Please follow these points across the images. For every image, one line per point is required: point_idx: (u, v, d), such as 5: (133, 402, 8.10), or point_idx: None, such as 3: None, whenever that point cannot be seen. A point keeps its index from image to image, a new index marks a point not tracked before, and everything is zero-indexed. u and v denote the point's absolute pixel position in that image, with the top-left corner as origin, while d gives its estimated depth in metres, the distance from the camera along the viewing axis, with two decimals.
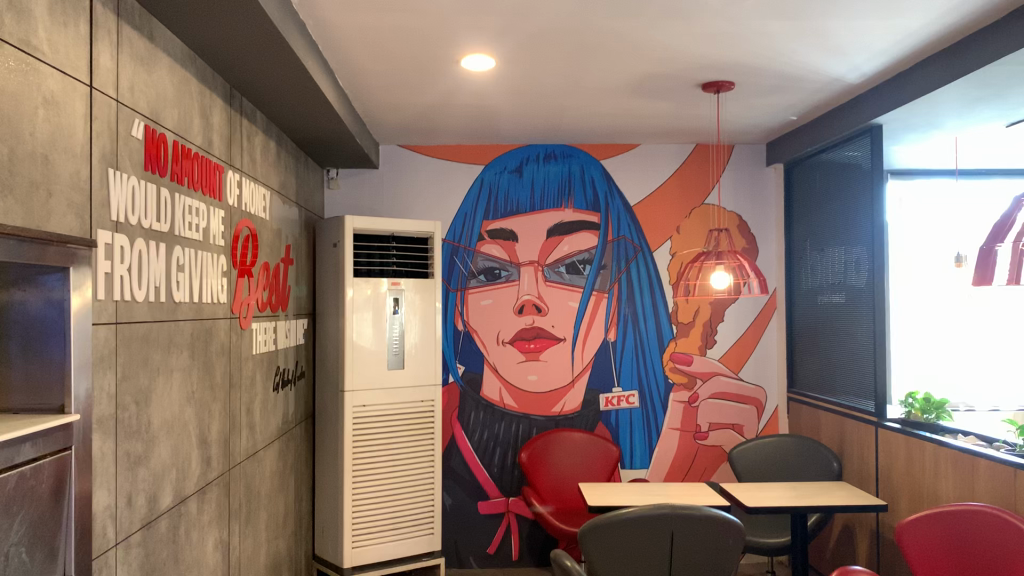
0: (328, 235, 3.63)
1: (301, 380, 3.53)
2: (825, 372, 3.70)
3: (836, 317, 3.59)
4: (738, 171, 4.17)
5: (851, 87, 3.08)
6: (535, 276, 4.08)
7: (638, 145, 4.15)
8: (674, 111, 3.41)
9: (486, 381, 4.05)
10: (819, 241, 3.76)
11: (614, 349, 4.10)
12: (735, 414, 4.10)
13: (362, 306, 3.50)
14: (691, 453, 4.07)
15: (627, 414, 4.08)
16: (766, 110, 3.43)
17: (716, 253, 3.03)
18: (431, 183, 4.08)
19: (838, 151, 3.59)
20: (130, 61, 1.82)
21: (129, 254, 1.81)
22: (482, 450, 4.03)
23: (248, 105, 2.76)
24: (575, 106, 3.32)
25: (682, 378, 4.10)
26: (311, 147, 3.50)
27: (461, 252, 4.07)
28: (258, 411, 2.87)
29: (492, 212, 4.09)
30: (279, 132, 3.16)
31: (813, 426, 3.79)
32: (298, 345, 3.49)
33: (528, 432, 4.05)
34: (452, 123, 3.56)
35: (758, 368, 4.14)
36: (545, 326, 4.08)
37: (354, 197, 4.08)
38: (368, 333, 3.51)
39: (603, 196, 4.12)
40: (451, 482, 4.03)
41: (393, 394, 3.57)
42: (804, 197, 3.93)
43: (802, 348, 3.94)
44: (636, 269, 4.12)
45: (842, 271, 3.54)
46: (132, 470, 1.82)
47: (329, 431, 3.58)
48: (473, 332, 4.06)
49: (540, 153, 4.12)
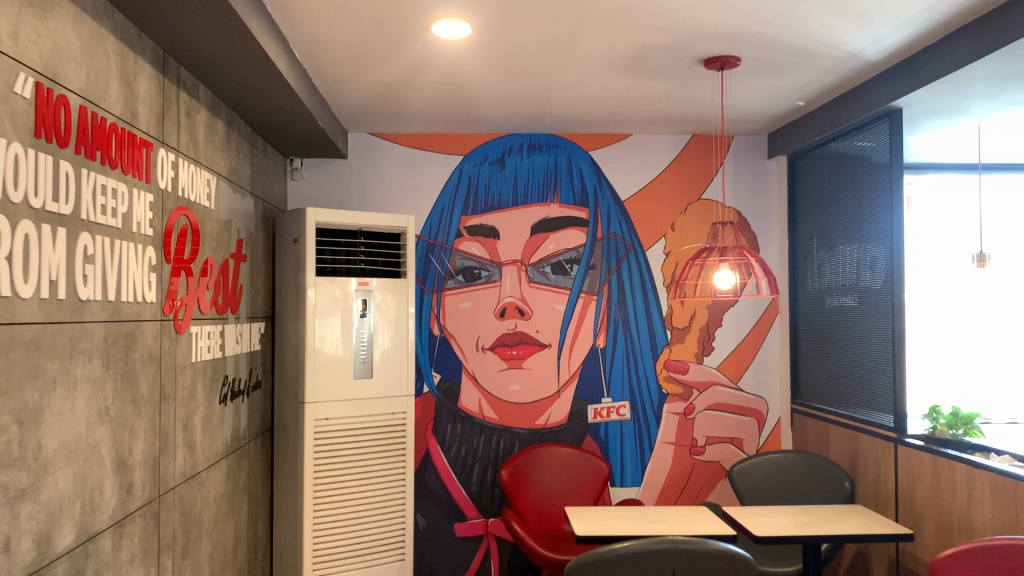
0: (288, 230, 3.28)
1: (255, 390, 3.18)
2: (835, 383, 3.39)
3: (846, 322, 3.27)
4: (737, 164, 3.86)
5: (870, 66, 2.77)
6: (517, 276, 3.74)
7: (630, 135, 3.82)
8: (672, 93, 3.09)
9: (464, 391, 3.71)
10: (826, 240, 3.45)
11: (603, 356, 3.76)
12: (734, 427, 3.78)
13: (324, 307, 3.15)
14: (687, 470, 3.75)
15: (617, 427, 3.75)
16: (772, 93, 3.11)
17: (719, 249, 2.64)
18: (406, 175, 3.74)
19: (849, 142, 3.29)
20: (14, 0, 1.48)
21: (9, 239, 1.46)
22: (459, 467, 3.69)
23: (189, 79, 2.42)
24: (563, 86, 2.99)
25: (677, 388, 3.78)
26: (270, 131, 3.15)
27: (437, 250, 3.74)
28: (200, 428, 2.52)
29: (471, 206, 3.75)
30: (229, 111, 2.80)
31: (820, 441, 3.46)
32: (253, 351, 3.14)
33: (510, 446, 3.71)
34: (426, 105, 3.22)
35: (759, 378, 3.81)
36: (528, 331, 3.74)
37: (321, 190, 3.72)
38: (332, 337, 3.16)
39: (592, 190, 3.79)
40: (425, 501, 3.67)
41: (360, 407, 3.22)
42: (810, 192, 3.62)
43: (808, 355, 3.62)
44: (627, 269, 3.79)
45: (854, 272, 3.21)
46: (12, 507, 1.46)
47: (288, 447, 3.23)
48: (450, 337, 3.72)
49: (524, 142, 3.79)
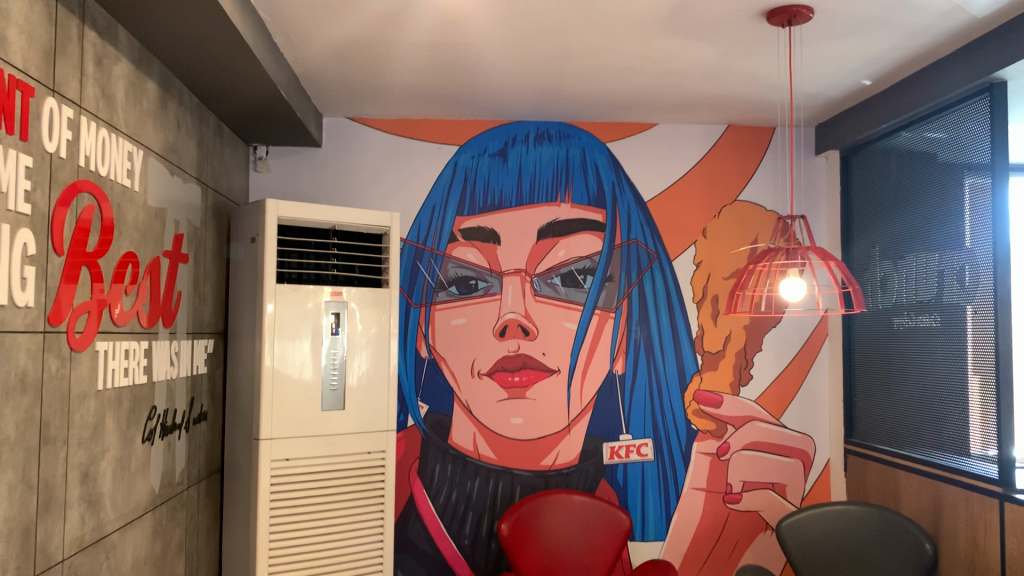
0: (243, 227, 2.69)
1: (199, 424, 2.58)
2: (905, 421, 2.81)
3: (923, 347, 2.70)
4: (781, 160, 3.28)
5: (972, 24, 2.21)
6: (520, 289, 3.16)
7: (655, 124, 3.26)
8: (715, 64, 2.52)
9: (457, 424, 3.11)
10: (894, 249, 2.88)
11: (622, 384, 3.17)
12: (775, 470, 3.20)
13: (287, 323, 2.55)
14: (719, 521, 3.16)
15: (638, 469, 3.15)
16: (837, 66, 2.56)
17: (777, 248, 2.06)
18: (390, 168, 3.16)
19: (924, 131, 2.74)
20: None
21: None
22: (449, 516, 3.08)
23: (101, 16, 1.84)
24: (584, 49, 2.42)
25: (708, 423, 3.19)
26: (221, 103, 2.57)
27: (426, 257, 3.15)
28: (109, 477, 1.91)
29: (467, 206, 3.17)
30: (164, 70, 2.22)
31: (886, 490, 2.88)
32: (196, 376, 2.55)
33: (510, 492, 3.11)
34: (415, 75, 2.65)
35: (806, 413, 3.23)
36: (533, 354, 3.15)
37: (288, 183, 3.13)
38: (296, 359, 2.56)
39: (610, 187, 3.22)
40: (408, 557, 3.06)
41: (328, 446, 2.60)
42: (869, 193, 3.06)
43: (868, 386, 3.04)
44: (651, 281, 3.21)
45: (935, 284, 2.64)
46: None
47: (240, 493, 2.63)
48: (440, 361, 3.12)
49: (530, 131, 3.22)
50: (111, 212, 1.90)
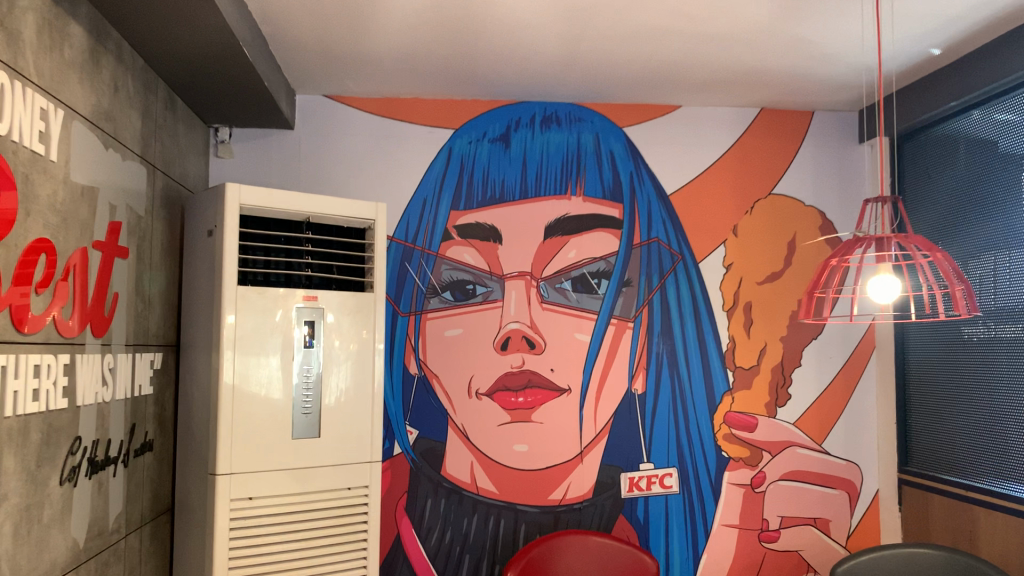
0: (199, 219, 2.24)
1: (141, 455, 2.12)
2: (978, 450, 2.39)
3: (1003, 362, 2.29)
4: (820, 148, 2.89)
5: None
6: (526, 296, 2.73)
7: (679, 107, 2.85)
8: (766, 25, 2.12)
9: (452, 452, 2.66)
10: (960, 247, 2.48)
11: (642, 405, 2.75)
12: (817, 504, 2.78)
13: (250, 335, 2.09)
14: (755, 563, 2.74)
15: (662, 504, 2.72)
16: (906, 29, 2.17)
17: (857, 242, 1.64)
18: (374, 154, 2.72)
19: (995, 113, 2.34)
20: None
21: None
22: (442, 560, 2.63)
23: None
24: (615, 3, 2.00)
25: (740, 450, 2.77)
26: (173, 67, 2.13)
27: (416, 257, 2.71)
28: (8, 533, 1.45)
29: (463, 199, 2.74)
30: (93, 15, 1.78)
31: (955, 528, 2.47)
32: (138, 397, 2.09)
33: (514, 531, 2.66)
34: (407, 36, 2.23)
35: (852, 437, 2.82)
36: (540, 370, 2.72)
37: (254, 170, 2.68)
38: (261, 377, 2.10)
39: (628, 178, 2.81)
40: None
41: (299, 482, 2.14)
42: (927, 185, 2.66)
43: (927, 407, 2.64)
44: (675, 286, 2.79)
45: (1017, 288, 2.23)
46: None
47: (193, 540, 2.16)
48: (432, 378, 2.68)
49: (536, 114, 2.80)
50: (15, 201, 1.45)
